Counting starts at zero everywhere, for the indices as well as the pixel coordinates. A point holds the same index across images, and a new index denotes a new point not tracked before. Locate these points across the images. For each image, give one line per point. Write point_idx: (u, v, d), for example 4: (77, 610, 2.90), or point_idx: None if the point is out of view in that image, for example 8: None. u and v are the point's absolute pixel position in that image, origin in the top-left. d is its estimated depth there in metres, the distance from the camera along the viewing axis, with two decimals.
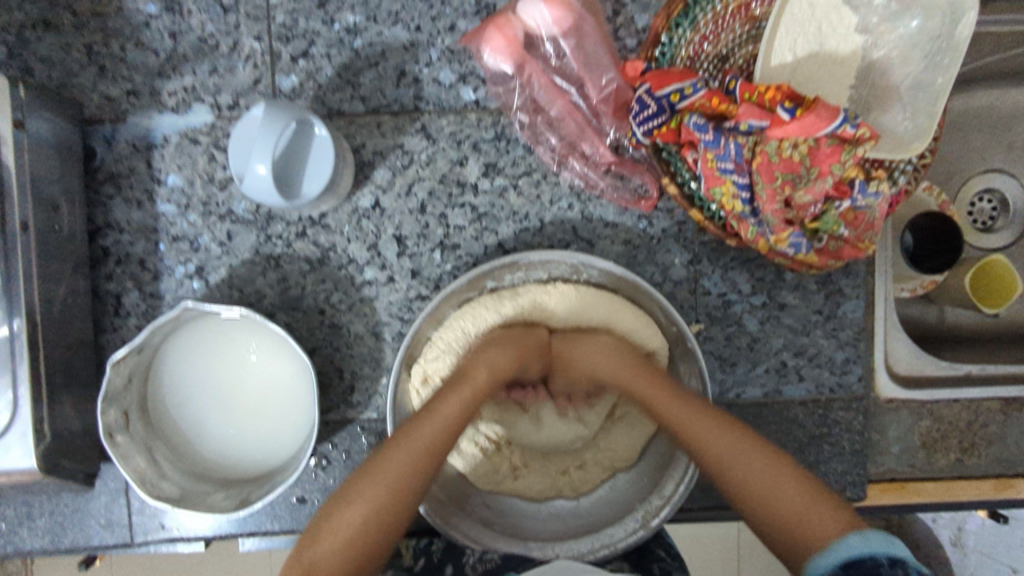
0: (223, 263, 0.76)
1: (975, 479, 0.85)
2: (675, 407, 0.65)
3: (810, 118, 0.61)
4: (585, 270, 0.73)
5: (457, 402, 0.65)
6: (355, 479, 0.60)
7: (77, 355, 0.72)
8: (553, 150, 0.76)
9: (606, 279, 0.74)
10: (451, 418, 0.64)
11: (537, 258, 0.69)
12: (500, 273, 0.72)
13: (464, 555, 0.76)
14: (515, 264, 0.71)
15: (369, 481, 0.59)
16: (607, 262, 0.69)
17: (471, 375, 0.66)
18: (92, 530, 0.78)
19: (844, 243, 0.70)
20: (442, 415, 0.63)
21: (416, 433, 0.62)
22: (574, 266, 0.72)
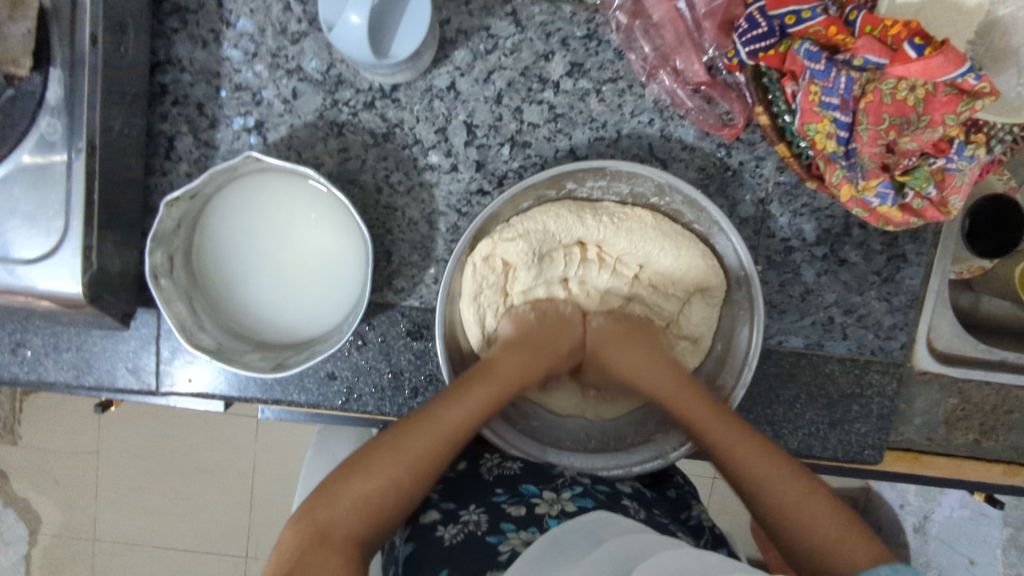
0: (285, 122, 0.73)
1: (985, 461, 0.86)
2: (689, 403, 0.66)
3: (937, 61, 0.58)
4: (670, 193, 0.69)
5: (485, 397, 0.64)
6: (356, 465, 0.58)
7: (124, 190, 0.69)
8: (645, 59, 0.72)
9: (689, 211, 0.71)
10: (476, 406, 0.63)
11: (626, 169, 0.65)
12: (582, 177, 0.68)
13: (482, 457, 0.78)
14: (602, 171, 0.67)
15: (383, 463, 0.57)
16: (694, 191, 0.66)
17: (499, 373, 0.66)
18: (117, 372, 0.77)
19: (929, 203, 0.67)
20: (466, 403, 0.62)
21: (446, 420, 0.61)
22: (659, 187, 0.68)
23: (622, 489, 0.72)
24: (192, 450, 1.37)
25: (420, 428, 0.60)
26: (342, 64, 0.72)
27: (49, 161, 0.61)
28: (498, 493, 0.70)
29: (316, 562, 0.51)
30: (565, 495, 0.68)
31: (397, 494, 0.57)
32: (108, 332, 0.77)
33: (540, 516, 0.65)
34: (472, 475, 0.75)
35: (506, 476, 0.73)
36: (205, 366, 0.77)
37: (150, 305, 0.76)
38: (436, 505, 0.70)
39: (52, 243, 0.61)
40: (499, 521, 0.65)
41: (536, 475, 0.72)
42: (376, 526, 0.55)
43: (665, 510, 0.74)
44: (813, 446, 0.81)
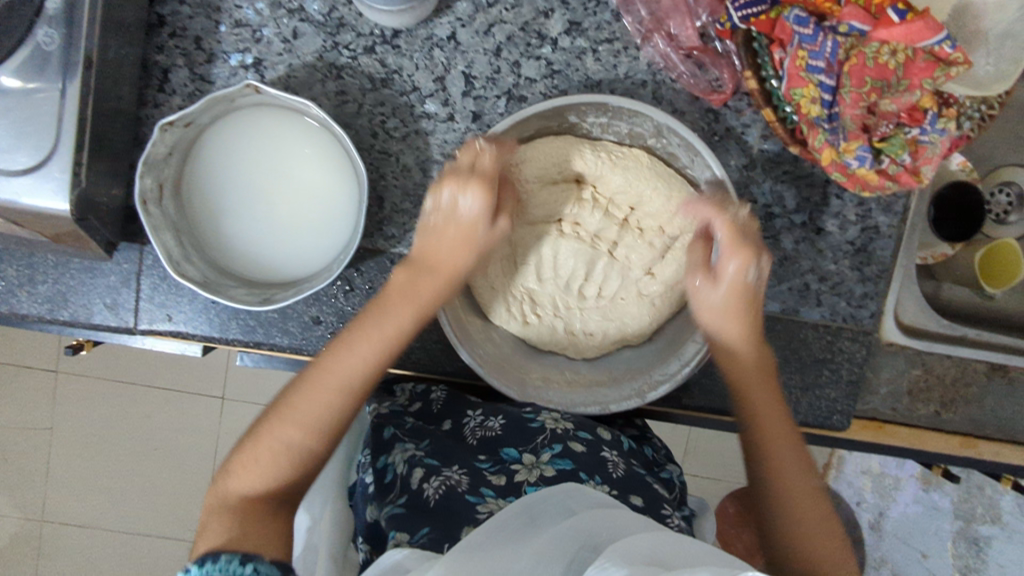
0: (284, 61, 0.73)
1: (945, 432, 0.89)
2: (762, 396, 0.66)
3: (919, 25, 0.62)
4: (667, 135, 0.72)
5: (375, 341, 0.62)
6: (273, 413, 0.60)
7: (115, 117, 0.68)
8: (641, 22, 0.74)
9: (684, 152, 0.73)
10: (370, 344, 0.62)
11: (626, 105, 0.69)
12: (584, 110, 0.72)
13: (464, 416, 0.77)
14: (603, 106, 0.71)
15: (278, 425, 0.59)
16: (690, 132, 0.69)
17: (390, 308, 0.64)
18: (95, 308, 0.76)
19: (903, 169, 0.70)
20: (388, 316, 0.64)
21: (334, 368, 0.61)
22: (658, 125, 0.72)
23: (603, 437, 0.74)
24: (158, 414, 1.40)
25: (307, 381, 0.60)
26: (345, 7, 0.72)
27: (43, 74, 0.60)
28: (480, 458, 0.71)
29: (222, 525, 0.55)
30: (544, 459, 0.69)
31: (288, 454, 0.59)
32: (87, 265, 0.75)
33: (520, 484, 0.68)
34: (456, 434, 0.75)
35: (488, 438, 0.73)
36: (188, 306, 0.76)
37: (134, 240, 0.74)
38: (417, 461, 0.69)
39: (43, 156, 0.60)
40: (479, 485, 0.67)
41: (517, 434, 0.73)
42: (293, 486, 0.59)
43: (642, 462, 0.76)
44: (786, 410, 0.83)
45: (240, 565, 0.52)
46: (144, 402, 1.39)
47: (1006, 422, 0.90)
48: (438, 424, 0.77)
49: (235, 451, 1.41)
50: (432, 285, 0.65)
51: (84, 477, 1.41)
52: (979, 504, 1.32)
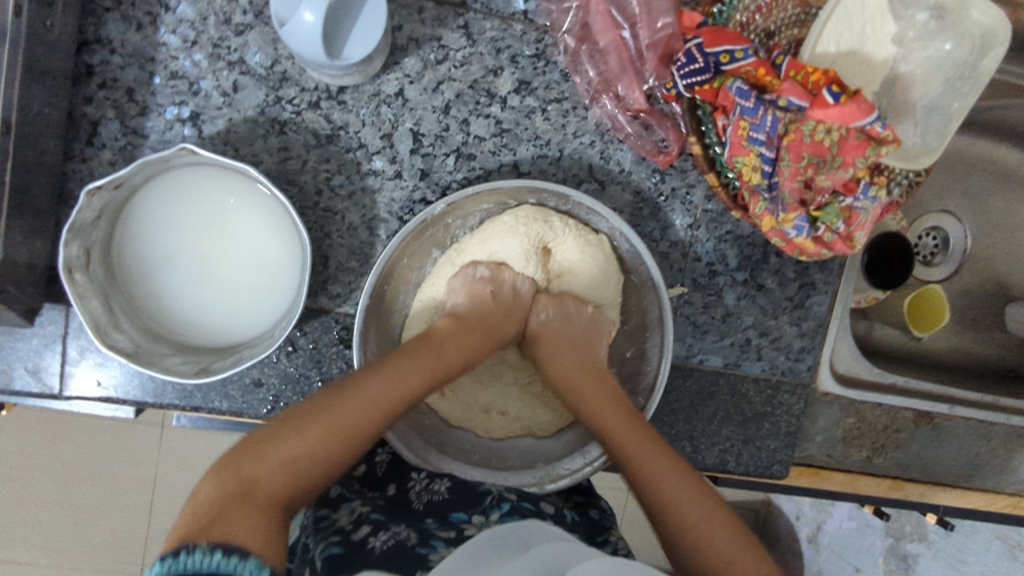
0: (223, 115, 0.70)
1: (876, 476, 0.93)
2: (620, 417, 0.68)
3: (852, 107, 0.64)
4: (618, 239, 0.74)
5: (411, 372, 0.63)
6: (302, 416, 0.57)
7: (37, 174, 0.64)
8: (589, 83, 0.75)
9: (632, 257, 0.74)
10: (399, 392, 0.62)
11: (588, 202, 0.71)
12: (546, 197, 0.74)
13: (408, 479, 0.74)
14: (564, 197, 0.72)
15: (316, 425, 0.56)
16: (638, 239, 0.71)
17: (446, 355, 0.66)
18: (15, 373, 0.71)
19: (838, 237, 0.73)
20: (393, 375, 0.62)
21: (371, 383, 0.60)
22: (613, 227, 0.73)
23: (545, 511, 0.72)
24: (92, 451, 1.33)
25: (348, 397, 0.59)
26: (288, 60, 0.70)
27: None
28: (427, 520, 0.67)
29: (241, 517, 0.49)
30: (494, 519, 0.66)
31: (316, 458, 0.55)
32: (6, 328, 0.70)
33: (469, 537, 0.64)
34: (400, 500, 0.71)
35: (435, 501, 0.70)
36: (119, 371, 0.72)
37: (59, 301, 0.70)
38: (364, 518, 0.68)
39: None
40: (427, 538, 0.63)
41: (463, 494, 0.71)
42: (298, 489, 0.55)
43: (587, 534, 0.74)
44: (727, 461, 0.85)
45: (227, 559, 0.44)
46: (71, 440, 1.32)
47: (933, 465, 0.95)
48: (383, 489, 0.74)
49: (174, 488, 1.36)
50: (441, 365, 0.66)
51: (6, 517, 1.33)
52: (908, 524, 1.37)
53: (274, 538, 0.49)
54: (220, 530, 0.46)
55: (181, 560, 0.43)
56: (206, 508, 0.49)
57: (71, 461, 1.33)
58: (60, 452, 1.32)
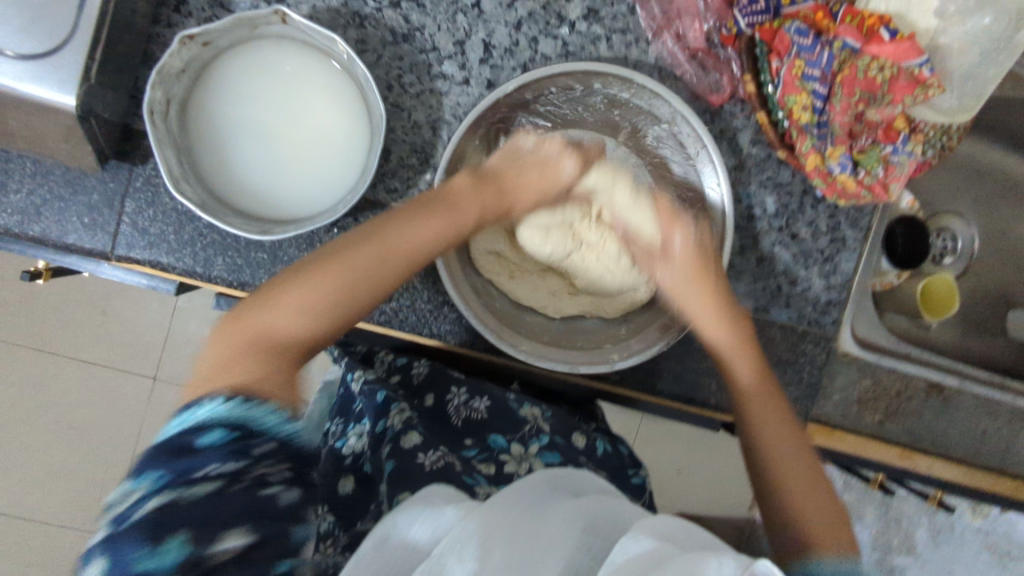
0: (308, 2, 0.73)
1: (887, 442, 0.95)
2: (770, 418, 0.70)
3: (906, 45, 0.70)
4: (681, 123, 0.76)
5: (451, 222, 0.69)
6: (291, 276, 0.59)
7: (127, 27, 0.66)
8: (653, 19, 0.79)
9: (691, 143, 0.77)
10: (442, 223, 0.68)
11: (650, 86, 0.73)
12: (609, 82, 0.75)
13: (448, 392, 0.81)
14: (629, 82, 0.74)
15: (364, 241, 0.62)
16: (702, 122, 0.73)
17: (461, 208, 0.70)
18: (70, 225, 0.71)
19: (876, 181, 0.77)
20: (455, 215, 0.69)
21: (356, 263, 0.60)
22: (674, 113, 0.75)
23: (575, 445, 0.79)
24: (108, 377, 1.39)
25: (382, 228, 0.64)
26: None
27: None
28: (467, 447, 0.75)
29: (264, 362, 0.53)
30: (532, 451, 0.76)
31: (379, 272, 0.62)
32: (69, 179, 0.71)
33: (509, 474, 0.73)
34: (441, 416, 0.78)
35: (473, 421, 0.78)
36: (173, 237, 0.73)
37: (127, 158, 0.71)
38: (413, 425, 0.73)
39: (51, 45, 0.58)
40: (471, 471, 0.71)
41: (501, 418, 0.79)
42: (332, 311, 0.58)
43: (614, 470, 0.80)
44: None
45: (257, 406, 0.48)
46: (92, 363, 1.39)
47: (939, 437, 0.97)
48: (421, 398, 0.80)
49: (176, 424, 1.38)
50: (443, 229, 0.68)
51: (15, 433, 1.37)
52: (895, 536, 1.37)
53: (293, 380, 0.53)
54: (254, 382, 0.50)
55: (252, 410, 0.47)
56: (228, 360, 0.52)
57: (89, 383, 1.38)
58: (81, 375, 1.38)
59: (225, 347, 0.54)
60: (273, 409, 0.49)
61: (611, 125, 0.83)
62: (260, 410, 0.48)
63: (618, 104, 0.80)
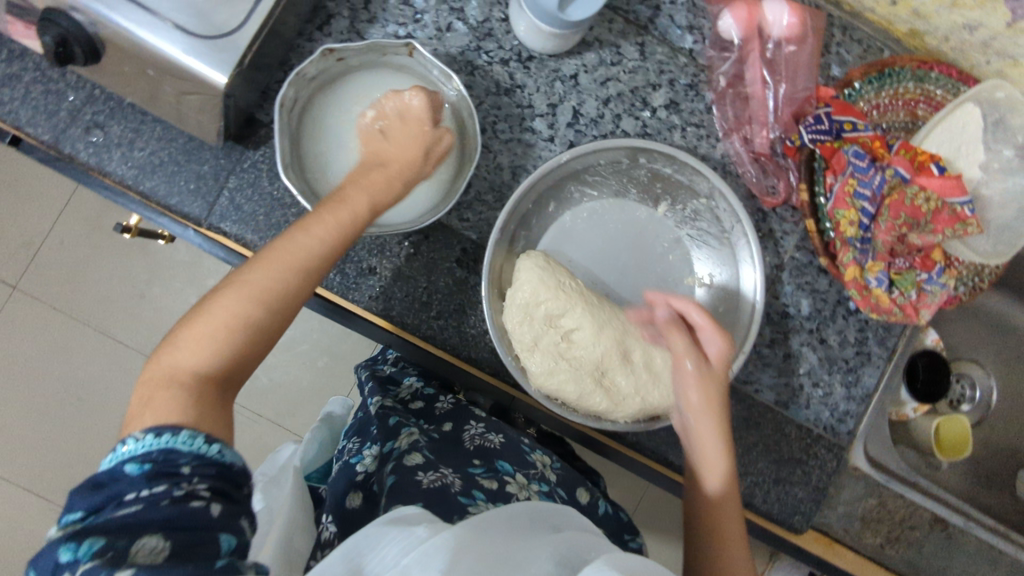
0: (431, 44, 0.83)
1: (884, 568, 0.95)
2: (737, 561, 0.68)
3: (952, 183, 0.78)
4: (717, 199, 0.83)
5: (330, 225, 0.63)
6: (226, 289, 0.58)
7: (278, 33, 0.76)
8: (726, 121, 0.89)
9: (727, 218, 0.83)
10: (339, 218, 0.64)
11: (692, 163, 0.79)
12: (655, 156, 0.82)
13: (465, 424, 0.81)
14: (673, 159, 0.81)
15: (273, 251, 0.61)
16: (737, 198, 0.79)
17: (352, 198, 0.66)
18: (175, 189, 0.79)
19: (907, 303, 0.83)
20: (330, 221, 0.64)
21: (291, 248, 0.61)
22: (713, 189, 0.82)
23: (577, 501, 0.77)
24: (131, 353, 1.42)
25: (292, 233, 0.62)
26: (497, 22, 0.84)
27: None
28: (474, 465, 0.74)
29: (176, 396, 0.53)
30: (534, 486, 0.73)
31: (294, 286, 0.60)
32: (187, 148, 0.79)
33: (509, 493, 0.70)
34: (453, 440, 0.78)
35: (485, 448, 0.77)
36: (262, 217, 0.80)
37: (242, 142, 0.80)
38: (419, 446, 0.74)
39: (220, 32, 0.67)
40: (471, 488, 0.69)
41: (512, 454, 0.78)
42: (251, 336, 0.58)
43: (612, 532, 0.78)
44: (756, 496, 0.89)
45: (202, 442, 0.50)
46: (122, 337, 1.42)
47: (937, 574, 0.97)
48: (439, 424, 0.81)
49: None
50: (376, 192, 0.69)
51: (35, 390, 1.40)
52: None
53: (224, 414, 0.55)
54: (172, 411, 0.51)
55: (169, 439, 0.49)
56: (172, 414, 0.51)
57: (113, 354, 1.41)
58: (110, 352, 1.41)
59: (137, 393, 0.54)
60: (210, 439, 0.51)
61: (650, 198, 0.86)
62: (183, 436, 0.50)
63: (660, 178, 0.85)
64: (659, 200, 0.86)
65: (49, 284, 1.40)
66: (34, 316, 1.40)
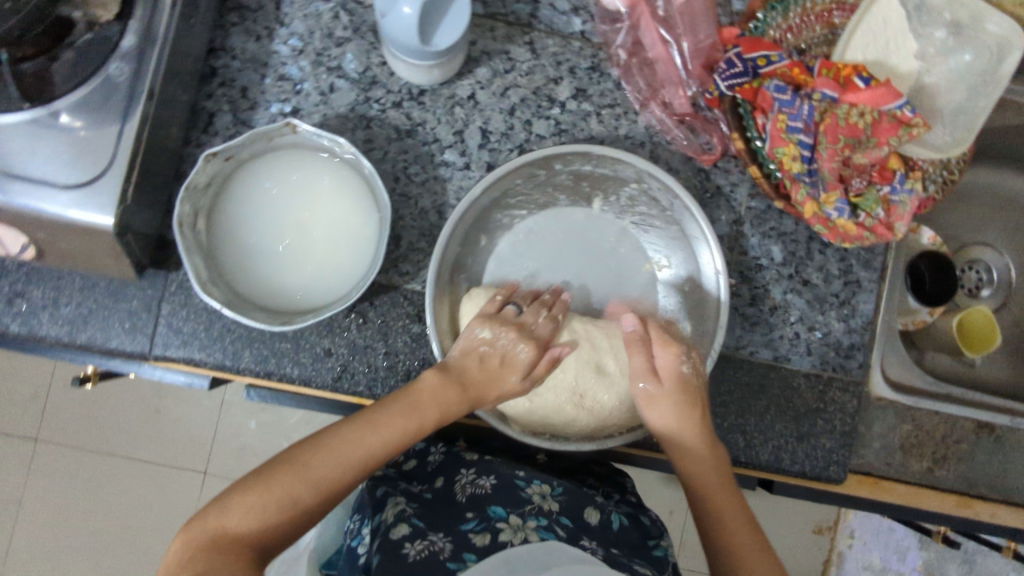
0: (319, 111, 0.81)
1: (940, 491, 0.90)
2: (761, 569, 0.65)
3: (881, 91, 0.74)
4: (647, 179, 0.79)
5: (402, 428, 0.65)
6: (280, 465, 0.60)
7: (160, 152, 0.74)
8: (639, 92, 0.84)
9: (662, 195, 0.79)
10: (412, 421, 0.66)
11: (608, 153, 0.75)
12: (570, 159, 0.78)
13: (458, 473, 0.80)
14: (587, 155, 0.77)
15: (347, 432, 0.62)
16: (665, 174, 0.75)
17: (422, 408, 0.66)
18: (113, 331, 0.78)
19: (878, 222, 0.78)
20: (406, 420, 0.65)
21: (364, 443, 0.62)
22: (639, 171, 0.78)
23: (584, 525, 0.75)
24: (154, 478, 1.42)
25: (356, 425, 0.63)
26: (378, 67, 0.82)
27: (106, 105, 0.66)
28: (467, 519, 0.72)
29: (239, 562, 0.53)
30: (530, 524, 0.71)
31: (336, 471, 0.61)
32: (112, 288, 0.78)
33: (503, 542, 0.68)
34: (446, 496, 0.76)
35: (478, 495, 0.76)
36: (204, 333, 0.78)
37: (162, 266, 0.78)
38: (404, 517, 0.71)
39: (91, 175, 0.65)
40: (462, 549, 0.67)
41: (505, 495, 0.76)
42: (314, 509, 0.59)
43: (628, 547, 0.76)
44: (782, 459, 0.85)
45: None
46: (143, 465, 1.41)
47: (998, 482, 0.92)
48: (431, 482, 0.79)
49: None
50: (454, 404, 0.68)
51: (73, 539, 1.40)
52: None
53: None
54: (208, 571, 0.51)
55: None
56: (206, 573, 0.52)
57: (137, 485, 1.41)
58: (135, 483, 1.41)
59: (181, 538, 0.55)
60: None
61: (582, 197, 0.84)
62: None
63: (583, 177, 0.82)
64: (592, 195, 0.84)
65: (69, 424, 1.41)
66: (58, 461, 1.41)
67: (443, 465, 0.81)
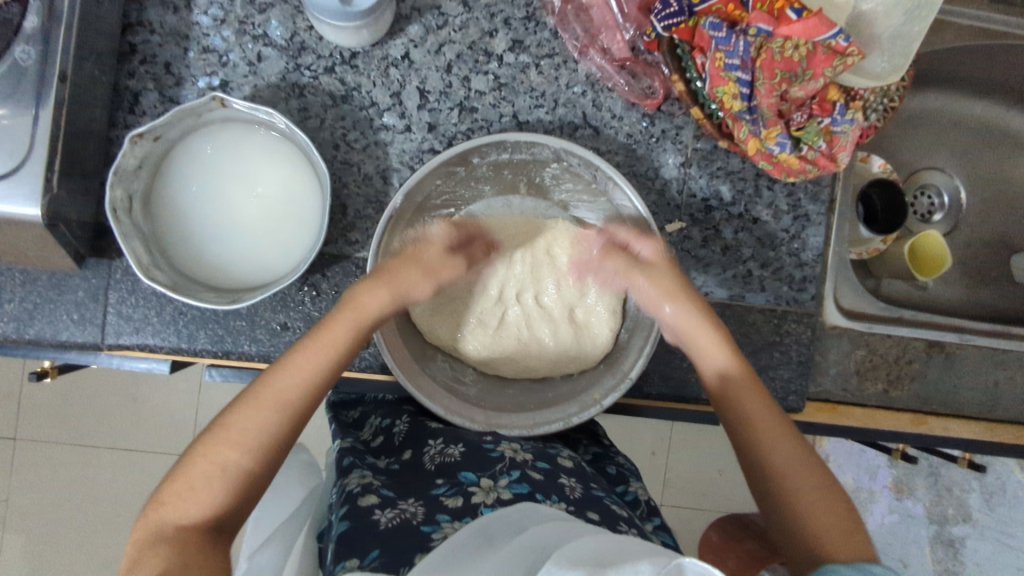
0: (249, 82, 0.78)
1: (895, 410, 0.93)
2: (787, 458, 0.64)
3: (814, 22, 0.71)
4: (567, 158, 0.79)
5: (321, 352, 0.66)
6: (201, 449, 0.58)
7: (85, 137, 0.72)
8: (576, 39, 0.82)
9: (585, 171, 0.80)
10: (331, 352, 0.66)
11: (524, 140, 0.76)
12: (486, 151, 0.78)
13: (425, 445, 0.77)
14: (501, 145, 0.77)
15: (263, 395, 0.62)
16: (583, 151, 0.75)
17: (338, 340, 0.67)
18: (61, 324, 0.76)
19: (820, 154, 0.78)
20: (310, 361, 0.65)
21: (278, 388, 0.62)
22: (556, 151, 0.78)
23: (561, 466, 0.74)
24: (134, 463, 1.41)
25: (258, 390, 0.62)
26: (305, 32, 0.79)
27: (17, 90, 0.64)
28: (437, 485, 0.69)
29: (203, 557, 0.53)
30: (502, 482, 0.68)
31: (269, 429, 0.60)
32: (54, 281, 0.76)
33: (477, 504, 0.65)
34: (414, 465, 0.74)
35: (447, 463, 0.73)
36: (155, 318, 0.77)
37: (104, 254, 0.77)
38: (373, 487, 0.69)
39: (12, 167, 0.63)
40: (435, 512, 0.64)
41: (475, 459, 0.73)
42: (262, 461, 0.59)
43: (602, 485, 0.76)
44: None
45: None
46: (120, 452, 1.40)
47: (949, 397, 0.95)
48: (399, 454, 0.77)
49: None
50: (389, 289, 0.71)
51: (60, 532, 1.40)
52: (949, 505, 1.33)
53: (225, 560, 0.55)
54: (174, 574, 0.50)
55: None
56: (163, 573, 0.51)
57: (118, 473, 1.41)
58: (115, 470, 1.40)
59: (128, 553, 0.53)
60: None
61: (507, 185, 0.84)
62: None
63: (504, 166, 0.82)
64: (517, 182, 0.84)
65: (46, 415, 1.40)
66: (38, 455, 1.39)
67: (414, 437, 0.80)
